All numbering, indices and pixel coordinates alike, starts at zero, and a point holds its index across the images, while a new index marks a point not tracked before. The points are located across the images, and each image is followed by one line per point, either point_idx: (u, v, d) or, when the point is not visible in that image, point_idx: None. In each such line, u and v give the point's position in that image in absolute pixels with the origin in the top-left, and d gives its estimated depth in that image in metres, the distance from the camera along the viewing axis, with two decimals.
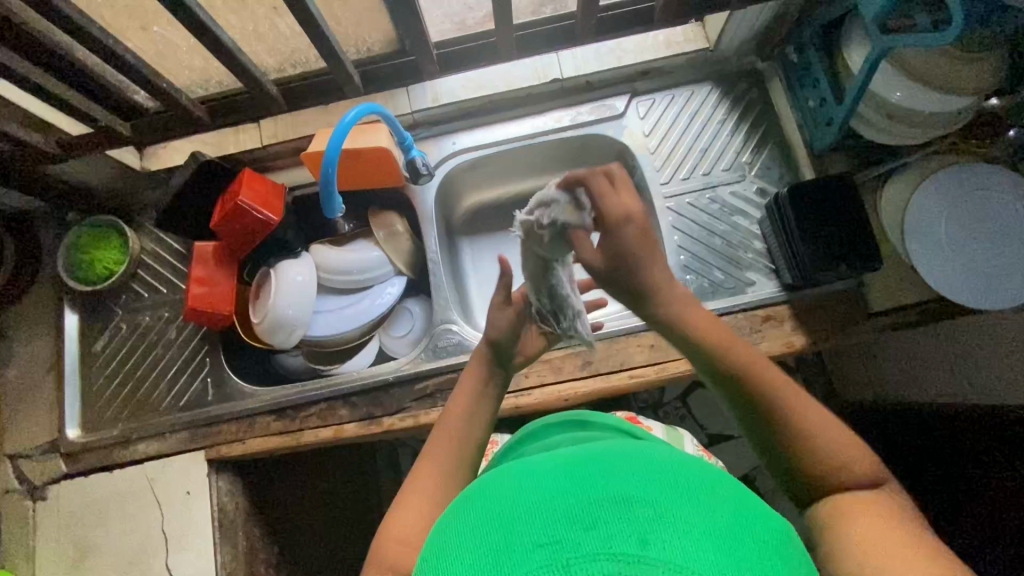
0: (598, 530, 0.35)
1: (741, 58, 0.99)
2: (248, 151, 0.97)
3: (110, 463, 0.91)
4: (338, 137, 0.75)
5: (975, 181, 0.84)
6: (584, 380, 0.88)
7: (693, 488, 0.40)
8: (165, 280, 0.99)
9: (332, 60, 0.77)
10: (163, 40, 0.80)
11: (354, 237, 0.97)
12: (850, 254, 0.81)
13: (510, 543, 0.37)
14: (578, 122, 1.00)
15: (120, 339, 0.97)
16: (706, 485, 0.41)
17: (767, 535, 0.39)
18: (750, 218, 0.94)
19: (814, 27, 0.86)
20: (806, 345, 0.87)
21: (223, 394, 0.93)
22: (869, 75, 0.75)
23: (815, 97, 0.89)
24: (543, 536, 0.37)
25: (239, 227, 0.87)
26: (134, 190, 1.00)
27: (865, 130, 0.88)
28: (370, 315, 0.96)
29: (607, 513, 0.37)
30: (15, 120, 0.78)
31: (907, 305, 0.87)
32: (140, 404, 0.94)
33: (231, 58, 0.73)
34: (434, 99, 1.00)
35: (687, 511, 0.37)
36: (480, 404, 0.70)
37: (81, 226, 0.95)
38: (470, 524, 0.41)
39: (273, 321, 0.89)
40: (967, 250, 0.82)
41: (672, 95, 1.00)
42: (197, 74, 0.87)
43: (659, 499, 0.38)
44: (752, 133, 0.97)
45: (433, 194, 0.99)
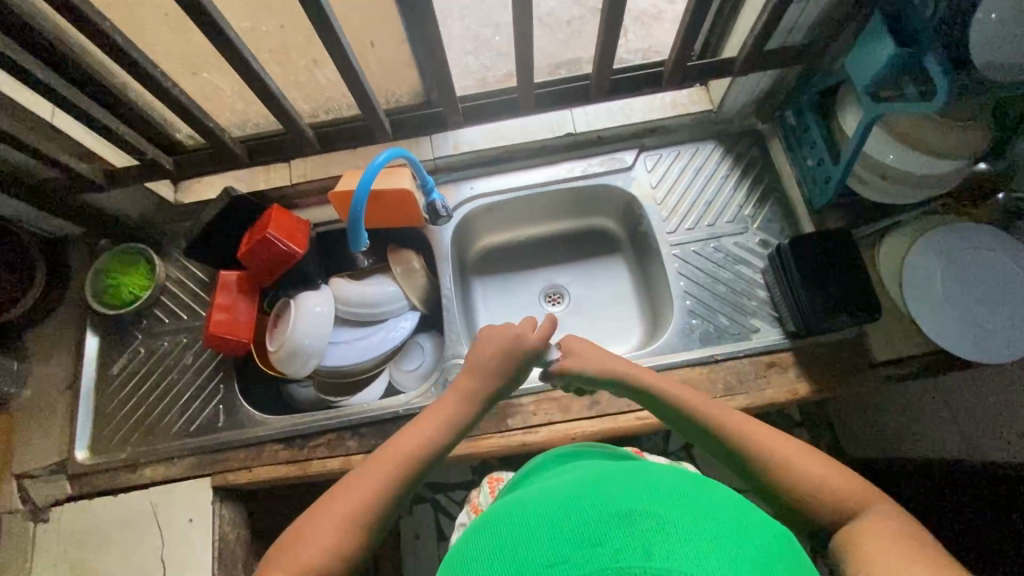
0: (606, 548, 0.37)
1: (743, 119, 1.06)
2: (277, 188, 1.02)
3: (115, 486, 0.91)
4: (369, 176, 0.80)
5: (970, 240, 0.88)
6: (591, 420, 0.89)
7: (692, 497, 0.41)
8: (186, 307, 1.02)
9: (367, 109, 0.84)
10: (210, 85, 0.87)
11: (373, 271, 1.01)
12: (853, 304, 0.84)
13: (524, 565, 0.39)
14: (589, 172, 1.06)
15: (137, 363, 0.99)
16: (704, 496, 0.42)
17: (772, 542, 0.40)
18: (754, 267, 0.98)
19: (809, 94, 0.93)
20: (810, 392, 0.89)
21: (234, 421, 0.94)
22: (863, 137, 0.81)
23: (813, 157, 0.95)
24: (551, 556, 0.39)
25: (266, 258, 0.92)
26: (165, 220, 1.06)
27: (862, 189, 0.95)
28: (382, 348, 0.99)
29: (612, 532, 0.38)
30: (68, 151, 0.84)
31: (908, 356, 0.90)
32: (151, 428, 0.95)
33: (275, 104, 0.79)
34: (456, 147, 1.06)
35: (687, 522, 0.38)
36: (449, 425, 0.69)
37: (111, 252, 1.00)
38: (490, 550, 0.43)
39: (290, 349, 0.92)
40: (964, 304, 0.86)
41: (677, 151, 1.06)
42: (237, 116, 0.95)
43: (660, 511, 0.40)
44: (754, 189, 1.03)
45: (450, 234, 1.04)
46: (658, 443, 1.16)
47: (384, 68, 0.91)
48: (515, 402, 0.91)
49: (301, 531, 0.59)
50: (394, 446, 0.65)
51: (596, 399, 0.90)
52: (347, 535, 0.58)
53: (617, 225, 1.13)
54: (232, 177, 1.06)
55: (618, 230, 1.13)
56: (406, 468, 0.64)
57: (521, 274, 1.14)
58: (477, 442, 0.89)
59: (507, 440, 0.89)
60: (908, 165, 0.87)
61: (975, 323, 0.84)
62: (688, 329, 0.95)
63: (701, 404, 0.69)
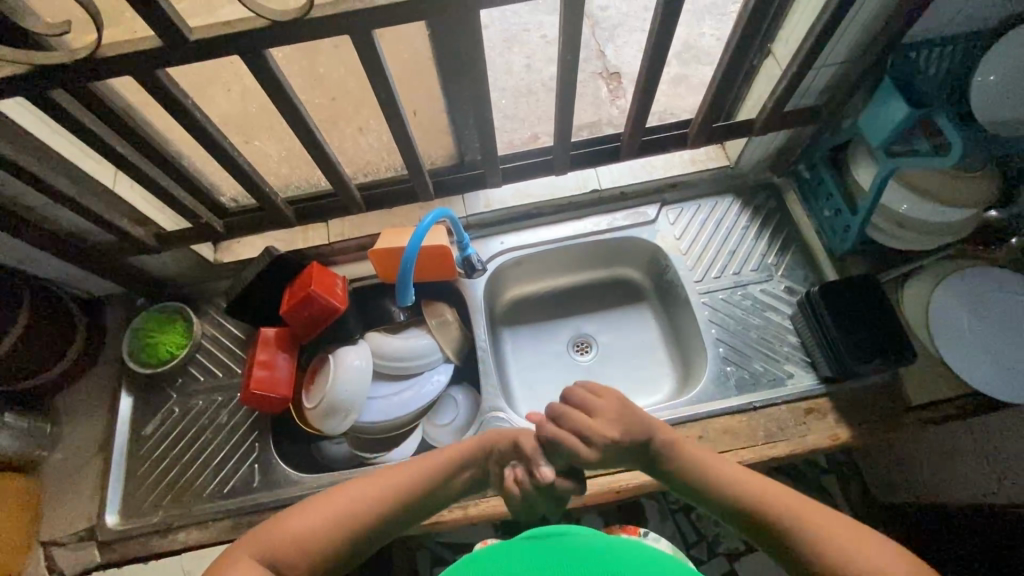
0: None
1: (758, 174, 1.12)
2: (314, 246, 1.06)
3: (147, 553, 0.89)
4: (417, 237, 0.82)
5: (988, 283, 0.92)
6: (634, 471, 0.88)
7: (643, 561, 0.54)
8: (222, 364, 1.03)
9: (415, 172, 0.87)
10: (261, 152, 0.93)
11: (409, 325, 1.03)
12: (886, 348, 0.86)
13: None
14: (614, 226, 1.10)
15: (170, 423, 0.98)
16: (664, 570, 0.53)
17: None
18: (781, 313, 1.01)
19: (823, 150, 0.99)
20: (851, 438, 0.89)
21: (270, 480, 0.93)
22: (881, 189, 0.86)
23: (830, 207, 1.00)
24: None
25: (308, 315, 0.94)
26: (203, 280, 1.08)
27: (880, 238, 0.98)
28: (418, 401, 1.00)
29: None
30: (124, 215, 0.87)
31: (945, 400, 0.91)
32: (184, 490, 0.93)
33: (332, 170, 0.83)
34: (487, 205, 1.10)
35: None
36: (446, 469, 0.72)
37: (150, 312, 1.01)
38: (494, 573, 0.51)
39: (330, 405, 0.92)
40: (992, 346, 0.88)
41: (698, 204, 1.11)
42: (281, 180, 0.99)
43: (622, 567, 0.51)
44: (774, 238, 1.07)
45: (483, 287, 1.06)
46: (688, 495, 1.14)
47: (423, 134, 0.97)
48: None
49: (274, 526, 0.62)
50: (377, 477, 0.68)
51: None
52: (316, 537, 0.61)
53: (638, 258, 1.14)
54: (270, 237, 1.09)
55: (643, 280, 1.16)
56: (383, 499, 0.66)
57: (550, 324, 1.16)
58: None
59: None
60: (923, 214, 0.91)
61: (1007, 365, 0.87)
62: (723, 376, 0.96)
63: (728, 474, 0.68)
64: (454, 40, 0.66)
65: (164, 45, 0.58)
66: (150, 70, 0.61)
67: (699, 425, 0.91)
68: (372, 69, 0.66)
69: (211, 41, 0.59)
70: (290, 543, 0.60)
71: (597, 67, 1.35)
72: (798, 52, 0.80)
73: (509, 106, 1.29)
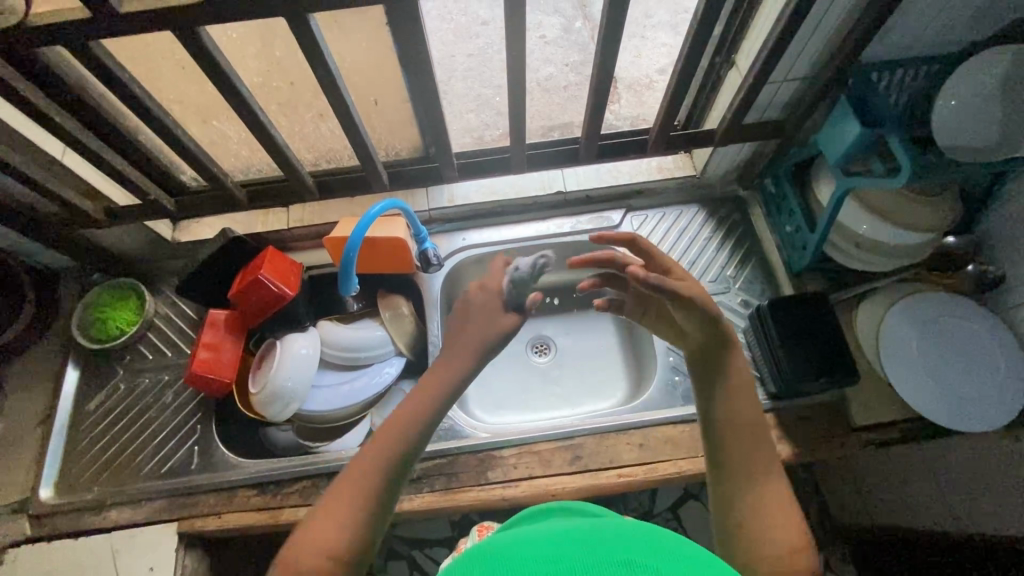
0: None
1: (725, 186, 1.12)
2: (273, 231, 1.05)
3: (78, 529, 0.88)
4: (362, 226, 0.83)
5: (942, 307, 0.92)
6: (573, 475, 0.88)
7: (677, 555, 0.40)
8: (172, 343, 1.02)
9: (367, 161, 0.87)
10: (218, 133, 0.92)
11: (362, 316, 1.02)
12: (831, 368, 0.86)
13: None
14: (578, 229, 1.09)
15: (114, 400, 0.97)
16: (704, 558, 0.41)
17: None
18: (736, 326, 1.00)
19: (786, 165, 0.98)
20: (791, 455, 0.89)
21: (208, 463, 0.92)
22: (836, 208, 0.86)
23: (792, 224, 1.00)
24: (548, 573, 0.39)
25: (257, 299, 0.93)
26: (160, 258, 1.07)
27: (838, 256, 0.98)
28: (365, 393, 0.99)
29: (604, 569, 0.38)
30: (71, 188, 0.86)
31: (888, 422, 0.91)
32: (121, 468, 0.92)
33: (281, 154, 0.82)
34: (450, 200, 1.10)
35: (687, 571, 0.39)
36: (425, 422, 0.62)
37: (102, 286, 1.00)
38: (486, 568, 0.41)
39: (272, 391, 0.91)
40: (938, 371, 0.88)
41: (663, 212, 1.10)
42: (241, 162, 0.99)
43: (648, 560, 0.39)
44: (736, 251, 1.07)
45: (441, 282, 1.06)
46: (643, 503, 1.13)
47: (388, 124, 0.96)
48: (494, 454, 0.90)
49: (307, 532, 0.54)
50: (373, 443, 0.60)
51: (577, 453, 0.89)
52: (359, 512, 0.55)
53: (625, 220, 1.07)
54: (230, 219, 1.08)
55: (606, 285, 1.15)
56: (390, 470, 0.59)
57: None
58: (456, 494, 0.87)
59: (485, 494, 0.87)
60: (880, 236, 0.91)
61: (952, 392, 0.87)
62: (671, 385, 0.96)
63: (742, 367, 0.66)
64: (395, 25, 0.65)
65: (94, 15, 0.58)
66: (82, 38, 0.61)
67: (638, 434, 0.90)
68: (312, 52, 0.66)
69: (141, 12, 0.58)
70: (346, 520, 0.55)
71: (580, 70, 1.35)
72: (756, 63, 0.79)
73: (504, 104, 1.29)
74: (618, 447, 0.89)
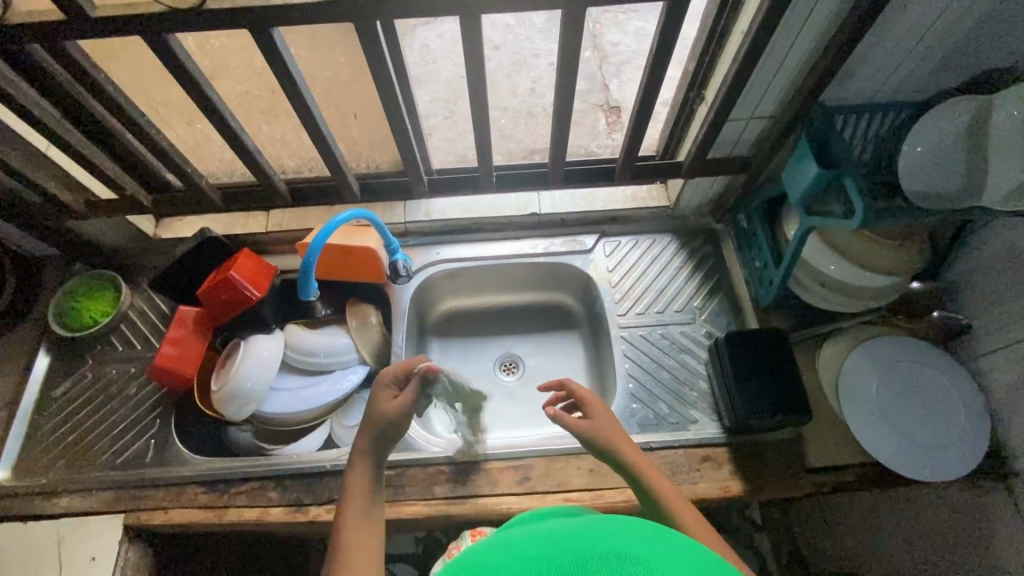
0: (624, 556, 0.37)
1: (699, 218, 1.13)
2: (251, 234, 1.07)
3: (28, 513, 0.89)
4: (324, 234, 0.84)
5: (900, 351, 0.92)
6: (520, 496, 0.88)
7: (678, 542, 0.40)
8: (142, 337, 1.04)
9: (336, 171, 0.88)
10: (202, 136, 0.96)
11: (329, 322, 1.04)
12: (784, 406, 0.85)
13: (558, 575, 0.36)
14: (550, 251, 1.10)
15: (80, 388, 0.99)
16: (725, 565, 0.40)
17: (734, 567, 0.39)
18: (698, 357, 1.00)
19: (757, 201, 0.99)
20: (742, 492, 0.87)
21: (162, 457, 0.93)
22: (799, 246, 0.87)
23: (760, 259, 1.00)
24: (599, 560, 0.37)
25: (224, 298, 0.95)
26: (142, 252, 1.10)
27: (804, 295, 0.98)
28: (325, 399, 1.00)
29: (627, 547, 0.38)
30: (54, 180, 0.90)
31: (845, 466, 0.89)
32: (78, 456, 0.93)
33: (251, 159, 0.84)
34: (426, 213, 1.11)
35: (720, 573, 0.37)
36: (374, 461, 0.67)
37: (81, 277, 1.03)
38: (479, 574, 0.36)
39: (230, 391, 0.93)
40: (895, 417, 0.88)
41: (636, 240, 1.12)
42: (225, 164, 1.00)
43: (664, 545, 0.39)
44: (704, 282, 1.07)
45: (410, 294, 1.07)
46: None
47: (368, 138, 0.99)
48: (444, 469, 0.90)
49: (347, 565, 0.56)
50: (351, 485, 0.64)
51: (525, 475, 0.89)
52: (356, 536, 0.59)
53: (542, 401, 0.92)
54: (213, 220, 1.11)
55: (577, 307, 1.16)
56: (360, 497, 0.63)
57: (480, 340, 1.15)
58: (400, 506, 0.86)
59: (431, 508, 0.87)
60: (846, 277, 0.90)
61: (911, 439, 0.87)
62: (628, 412, 0.95)
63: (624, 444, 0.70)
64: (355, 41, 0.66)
65: (66, 18, 0.61)
66: (57, 39, 0.64)
67: (590, 459, 0.89)
68: (276, 66, 0.69)
69: (109, 17, 0.61)
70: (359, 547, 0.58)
71: (599, 99, 1.39)
72: (718, 100, 0.81)
73: (507, 126, 1.34)
74: (566, 473, 0.89)
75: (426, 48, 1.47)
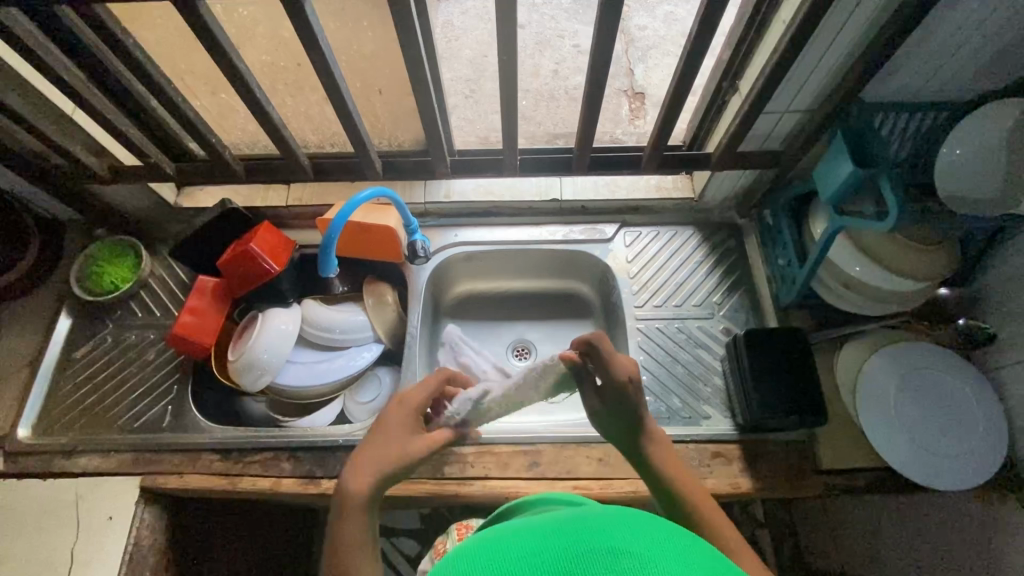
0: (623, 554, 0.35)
1: (723, 212, 1.11)
2: (272, 207, 1.08)
3: (49, 470, 0.91)
4: (348, 210, 0.84)
5: (924, 358, 0.90)
6: (528, 481, 0.88)
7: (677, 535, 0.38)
8: (162, 304, 1.05)
9: (360, 147, 0.87)
10: (225, 105, 0.95)
11: (345, 299, 1.04)
12: (799, 406, 0.84)
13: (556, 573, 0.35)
14: (569, 239, 1.09)
15: (101, 351, 1.01)
16: (714, 568, 0.36)
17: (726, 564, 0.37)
18: (714, 353, 0.99)
19: (784, 198, 0.97)
20: (751, 489, 0.87)
21: (179, 423, 0.95)
22: (825, 246, 0.85)
23: (784, 257, 0.98)
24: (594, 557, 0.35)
25: (243, 270, 0.95)
26: (163, 221, 1.10)
27: (826, 295, 0.96)
28: (339, 375, 1.00)
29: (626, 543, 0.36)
30: (78, 144, 0.90)
31: (856, 469, 0.89)
32: (97, 418, 0.95)
33: (275, 131, 0.83)
34: (446, 194, 1.11)
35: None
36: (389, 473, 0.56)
37: (103, 241, 1.04)
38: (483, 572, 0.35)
39: (246, 361, 0.94)
40: (912, 423, 0.87)
41: (658, 231, 1.10)
42: (247, 136, 1.01)
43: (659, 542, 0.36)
44: (725, 278, 1.06)
45: (427, 275, 1.06)
46: None
47: (391, 116, 0.98)
48: (455, 450, 0.91)
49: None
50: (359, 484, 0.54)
51: (535, 460, 0.90)
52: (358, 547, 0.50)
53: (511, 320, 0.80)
54: (233, 191, 1.12)
55: (593, 297, 1.15)
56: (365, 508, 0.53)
57: (494, 324, 1.15)
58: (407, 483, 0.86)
59: (441, 488, 0.88)
60: (871, 279, 0.88)
61: (927, 446, 0.85)
62: None
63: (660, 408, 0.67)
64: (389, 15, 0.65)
65: None
66: None
67: (599, 449, 0.90)
68: (307, 37, 0.67)
69: None
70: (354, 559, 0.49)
71: (623, 85, 1.35)
72: (753, 92, 0.79)
73: (528, 108, 1.32)
74: (576, 461, 0.89)
75: (449, 26, 1.44)
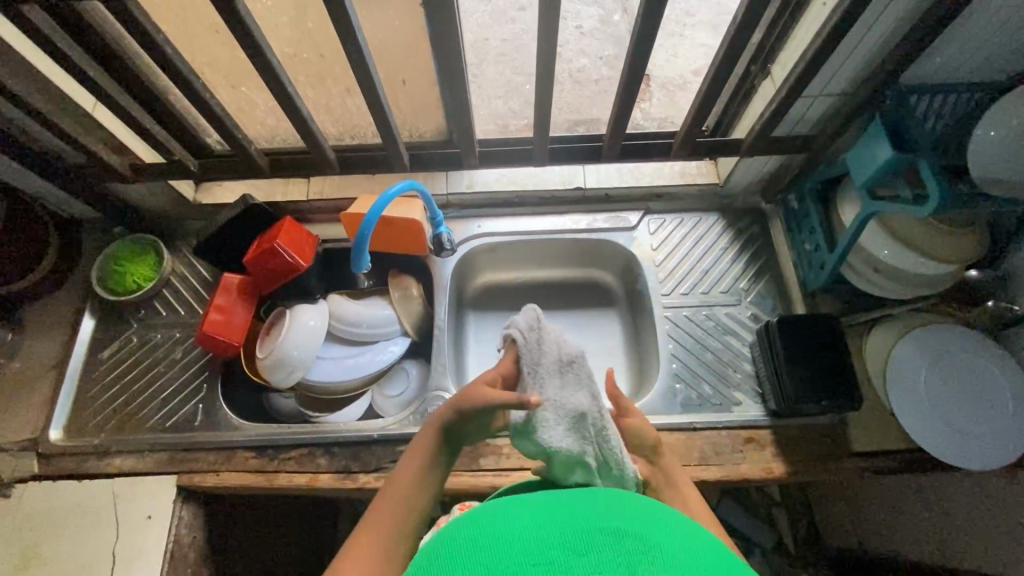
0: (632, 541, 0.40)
1: (748, 197, 1.10)
2: (293, 201, 1.06)
3: (84, 471, 0.91)
4: (379, 205, 0.83)
5: (956, 339, 0.90)
6: None
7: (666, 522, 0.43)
8: (186, 302, 1.04)
9: (389, 139, 0.86)
10: (246, 99, 0.93)
11: (372, 293, 1.03)
12: (833, 392, 0.85)
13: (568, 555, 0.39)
14: (593, 227, 1.09)
15: (127, 351, 1.00)
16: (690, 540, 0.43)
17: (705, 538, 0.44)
18: (742, 340, 1.00)
19: (812, 182, 0.97)
20: (785, 473, 0.88)
21: (211, 421, 0.95)
22: (859, 230, 0.84)
23: (811, 241, 0.98)
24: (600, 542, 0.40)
25: (269, 266, 0.94)
26: (183, 217, 1.09)
27: (854, 279, 0.96)
28: (368, 369, 1.00)
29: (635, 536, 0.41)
30: (99, 141, 0.88)
31: (887, 451, 0.90)
32: (128, 419, 0.95)
33: (304, 125, 0.82)
34: (469, 184, 1.10)
35: (681, 561, 0.39)
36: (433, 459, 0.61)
37: (123, 240, 1.02)
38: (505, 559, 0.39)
39: (277, 358, 0.93)
40: (942, 403, 0.88)
41: (682, 218, 1.10)
42: (267, 130, 0.99)
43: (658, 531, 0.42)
44: (751, 263, 1.05)
45: (452, 267, 1.06)
46: None
47: (414, 105, 0.96)
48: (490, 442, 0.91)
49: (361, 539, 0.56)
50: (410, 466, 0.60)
51: None
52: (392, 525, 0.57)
53: None
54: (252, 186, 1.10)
55: (616, 285, 1.15)
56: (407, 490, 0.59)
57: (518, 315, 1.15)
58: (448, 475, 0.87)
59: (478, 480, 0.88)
60: (900, 263, 0.88)
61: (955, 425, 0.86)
62: (671, 392, 0.96)
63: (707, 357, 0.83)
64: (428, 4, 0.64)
65: None
66: None
67: None
68: (343, 27, 0.66)
69: None
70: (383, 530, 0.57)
71: None
72: (791, 76, 0.78)
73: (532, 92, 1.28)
74: None
75: None
